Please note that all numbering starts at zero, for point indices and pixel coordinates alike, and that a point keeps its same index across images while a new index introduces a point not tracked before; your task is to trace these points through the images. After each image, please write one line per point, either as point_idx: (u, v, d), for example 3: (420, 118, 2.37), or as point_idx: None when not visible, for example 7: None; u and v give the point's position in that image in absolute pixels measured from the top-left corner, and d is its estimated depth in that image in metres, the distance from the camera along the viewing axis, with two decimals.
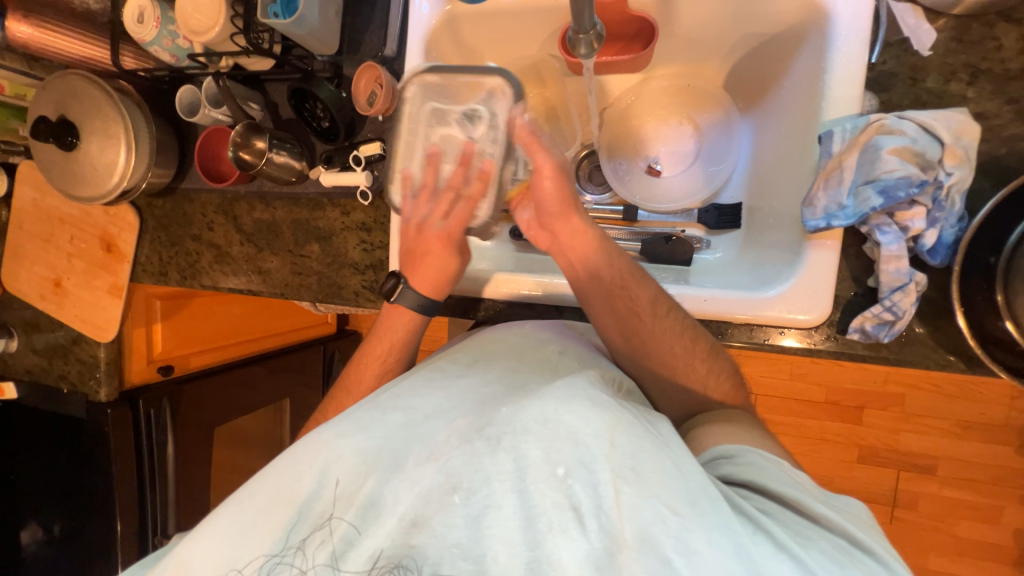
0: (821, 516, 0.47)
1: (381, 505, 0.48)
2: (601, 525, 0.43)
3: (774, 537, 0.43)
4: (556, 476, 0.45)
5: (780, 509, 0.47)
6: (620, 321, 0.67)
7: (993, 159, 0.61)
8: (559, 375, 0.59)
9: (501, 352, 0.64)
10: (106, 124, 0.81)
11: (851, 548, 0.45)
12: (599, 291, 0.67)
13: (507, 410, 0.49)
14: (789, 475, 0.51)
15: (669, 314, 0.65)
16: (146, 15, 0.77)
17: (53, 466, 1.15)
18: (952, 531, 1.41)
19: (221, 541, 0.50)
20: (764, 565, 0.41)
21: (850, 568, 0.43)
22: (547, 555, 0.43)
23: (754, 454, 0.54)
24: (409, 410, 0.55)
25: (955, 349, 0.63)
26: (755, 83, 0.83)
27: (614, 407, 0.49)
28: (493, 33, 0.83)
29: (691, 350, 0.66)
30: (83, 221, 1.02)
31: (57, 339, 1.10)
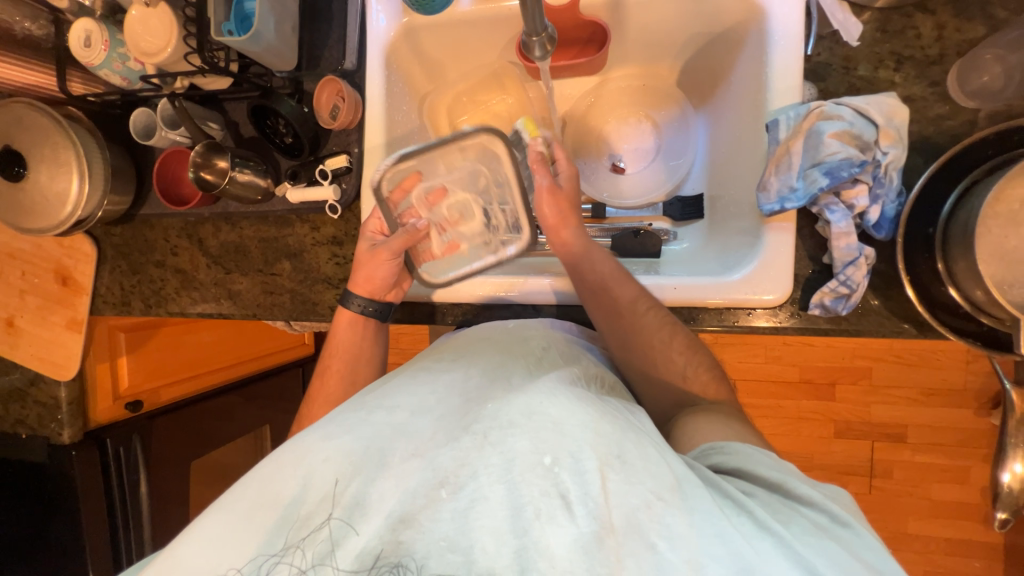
0: (806, 496, 0.48)
1: (367, 504, 0.47)
2: (588, 510, 0.44)
3: (756, 517, 0.44)
4: (543, 465, 0.45)
5: (765, 494, 0.48)
6: (615, 326, 0.69)
7: (923, 138, 0.66)
8: (543, 367, 0.60)
9: (483, 348, 0.65)
10: (55, 152, 0.78)
11: (832, 525, 0.46)
12: (589, 290, 0.70)
13: (493, 406, 0.50)
14: (775, 462, 0.53)
15: (654, 309, 0.68)
16: (94, 39, 0.75)
17: (14, 518, 1.07)
18: (925, 494, 1.48)
19: (207, 546, 0.48)
20: (750, 552, 0.41)
21: (830, 542, 0.44)
22: (535, 542, 0.43)
23: (741, 444, 0.55)
24: (393, 411, 0.54)
25: (907, 316, 0.67)
26: (705, 80, 0.87)
27: (597, 403, 0.51)
28: (452, 43, 0.84)
29: (677, 343, 0.68)
30: (35, 255, 0.97)
31: (11, 381, 1.04)
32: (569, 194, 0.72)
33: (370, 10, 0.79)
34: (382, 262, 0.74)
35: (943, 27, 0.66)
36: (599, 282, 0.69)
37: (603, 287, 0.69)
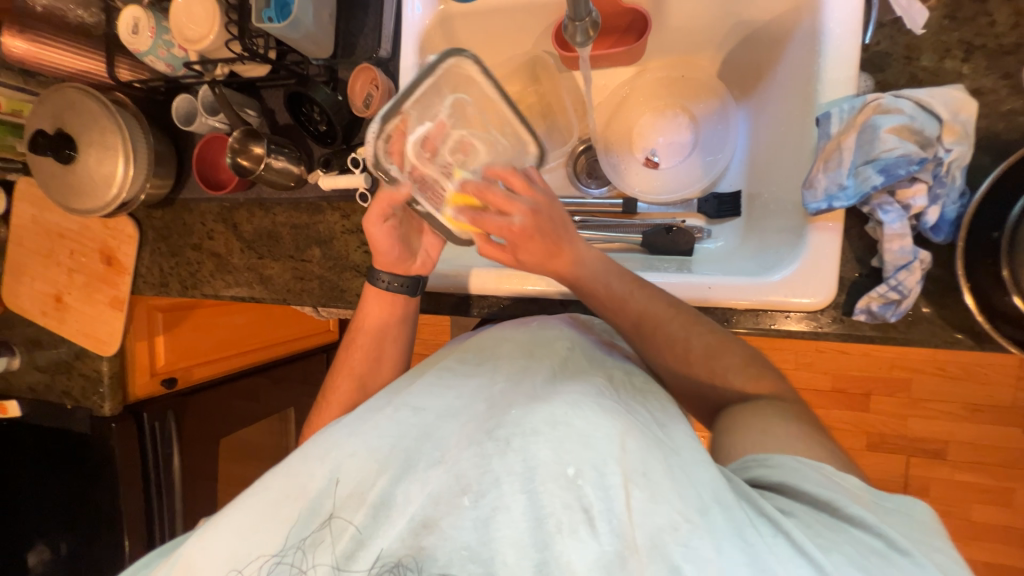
0: (854, 520, 0.45)
1: (392, 505, 0.47)
2: (611, 527, 0.43)
3: (793, 540, 0.42)
4: (567, 477, 0.45)
5: (806, 513, 0.45)
6: (639, 341, 0.66)
7: (992, 134, 0.61)
8: (568, 371, 0.58)
9: (509, 351, 0.63)
10: (103, 136, 0.81)
11: (885, 551, 0.43)
12: (598, 306, 0.67)
13: (518, 411, 0.50)
14: (825, 478, 0.49)
15: (675, 318, 0.65)
16: (141, 25, 0.77)
17: (59, 483, 1.14)
18: (965, 515, 1.40)
19: (227, 537, 0.50)
20: (780, 574, 0.39)
21: (877, 574, 0.40)
22: (556, 557, 0.42)
23: (784, 455, 0.51)
24: (419, 412, 0.54)
25: (963, 326, 0.63)
26: (748, 71, 0.83)
27: (624, 415, 0.50)
28: (486, 32, 0.83)
29: (698, 355, 0.64)
30: (82, 235, 1.02)
31: (59, 354, 1.09)
32: (549, 224, 0.62)
33: None
34: (380, 231, 0.73)
35: (1021, 14, 0.61)
36: (609, 295, 0.66)
37: (612, 291, 0.66)
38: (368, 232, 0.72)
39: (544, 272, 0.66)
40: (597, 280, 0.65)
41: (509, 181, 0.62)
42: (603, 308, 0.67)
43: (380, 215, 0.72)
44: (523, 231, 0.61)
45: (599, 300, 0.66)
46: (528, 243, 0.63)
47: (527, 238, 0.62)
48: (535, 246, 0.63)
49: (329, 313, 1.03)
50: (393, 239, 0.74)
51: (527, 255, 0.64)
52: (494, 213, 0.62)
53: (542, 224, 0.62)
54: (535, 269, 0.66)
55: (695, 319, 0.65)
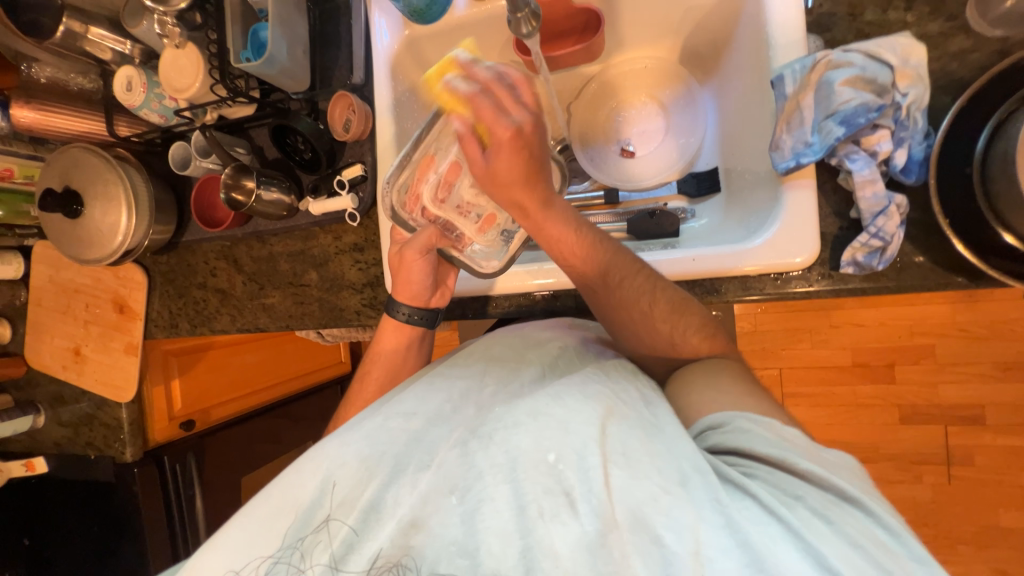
0: (809, 474, 0.44)
1: (381, 510, 0.47)
2: (592, 508, 0.42)
3: (761, 501, 0.41)
4: (547, 463, 0.45)
5: (767, 472, 0.44)
6: (603, 294, 0.64)
7: (947, 75, 0.62)
8: (558, 369, 0.60)
9: (499, 353, 0.64)
10: (107, 188, 0.86)
11: (838, 500, 0.42)
12: (576, 272, 0.65)
13: (501, 409, 0.50)
14: (773, 434, 0.48)
15: (639, 273, 0.64)
16: (134, 83, 0.83)
17: (87, 535, 1.15)
18: (1016, 482, 1.33)
19: (227, 548, 0.50)
20: (754, 538, 0.39)
21: (838, 523, 0.40)
22: (538, 542, 0.42)
23: (739, 417, 0.50)
24: (409, 418, 0.53)
25: (955, 268, 0.62)
26: (707, 53, 0.86)
27: (609, 398, 0.50)
28: (452, 49, 0.88)
29: (662, 308, 0.63)
30: (96, 288, 1.07)
31: (81, 408, 1.13)
32: (537, 149, 0.55)
33: (374, 27, 0.84)
34: (414, 265, 0.75)
35: None
36: (576, 246, 0.63)
37: (583, 244, 0.62)
38: (407, 263, 0.74)
39: (509, 197, 0.58)
40: (568, 233, 0.61)
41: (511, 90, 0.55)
42: (568, 260, 0.64)
43: (417, 249, 0.74)
44: (514, 136, 0.53)
45: (570, 253, 0.63)
46: (512, 155, 0.54)
47: (508, 147, 0.54)
48: (518, 167, 0.55)
49: (332, 336, 1.06)
50: (425, 273, 0.75)
51: (504, 169, 0.55)
52: (494, 105, 0.54)
53: (534, 144, 0.55)
54: (501, 190, 0.58)
55: (660, 279, 0.65)
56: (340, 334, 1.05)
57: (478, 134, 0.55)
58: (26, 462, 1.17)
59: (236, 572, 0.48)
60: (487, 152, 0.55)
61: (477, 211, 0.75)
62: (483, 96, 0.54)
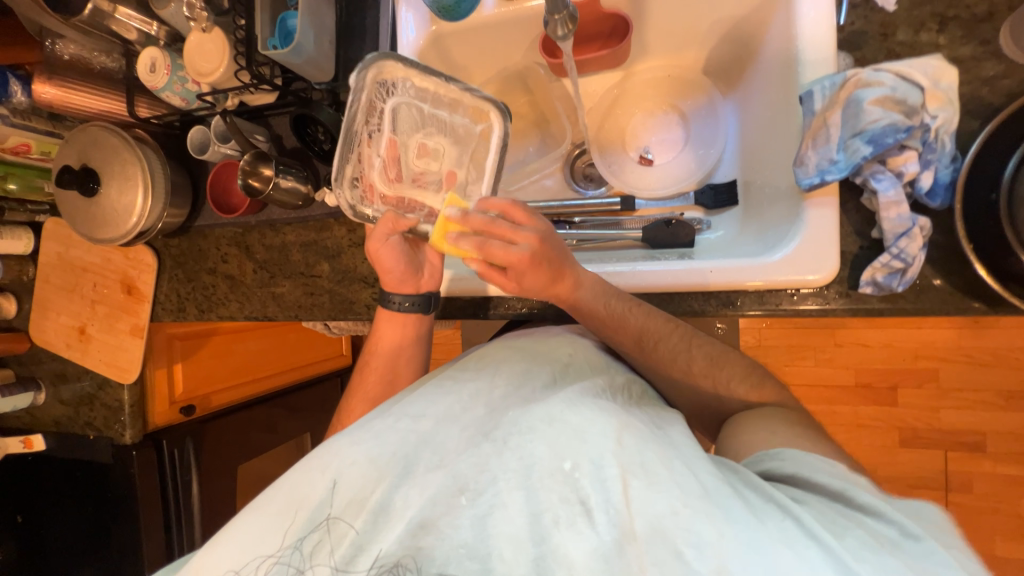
0: (866, 507, 0.44)
1: (391, 511, 0.47)
2: (609, 518, 0.42)
3: (804, 524, 0.41)
4: (563, 471, 0.44)
5: (822, 502, 0.44)
6: (643, 357, 0.68)
7: (976, 100, 0.62)
8: (568, 377, 0.60)
9: (508, 356, 0.63)
10: (124, 168, 0.86)
11: (898, 539, 0.41)
12: (605, 330, 0.67)
13: (515, 412, 0.50)
14: (836, 470, 0.48)
15: (674, 332, 0.68)
16: (158, 64, 0.83)
17: (82, 516, 1.15)
18: (1014, 511, 1.32)
19: (232, 545, 0.49)
20: (783, 557, 0.38)
21: (888, 555, 0.39)
22: (552, 550, 0.42)
23: (793, 450, 0.52)
24: (418, 419, 0.52)
25: (975, 294, 0.62)
26: (732, 65, 0.86)
27: (620, 413, 0.50)
28: (477, 48, 0.88)
29: (699, 364, 0.68)
30: (105, 268, 1.06)
31: (83, 387, 1.13)
32: (553, 243, 0.63)
33: (401, 22, 0.84)
34: (383, 253, 0.74)
35: None
36: (608, 315, 0.65)
37: (612, 310, 0.65)
38: (373, 251, 0.74)
39: (548, 297, 0.65)
40: (599, 306, 0.65)
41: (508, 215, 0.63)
42: (604, 328, 0.67)
43: (378, 239, 0.72)
44: (531, 257, 0.61)
45: (599, 320, 0.66)
46: (534, 271, 0.62)
47: (529, 268, 0.62)
48: (540, 273, 0.62)
49: (339, 329, 1.06)
50: (398, 258, 0.74)
51: (532, 282, 0.63)
52: (500, 240, 0.62)
53: (548, 250, 0.62)
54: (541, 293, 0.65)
55: (694, 334, 0.69)
56: (347, 327, 1.05)
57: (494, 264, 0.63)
58: (25, 439, 1.17)
59: (236, 572, 0.48)
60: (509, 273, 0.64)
61: (434, 177, 0.73)
62: (489, 239, 0.62)
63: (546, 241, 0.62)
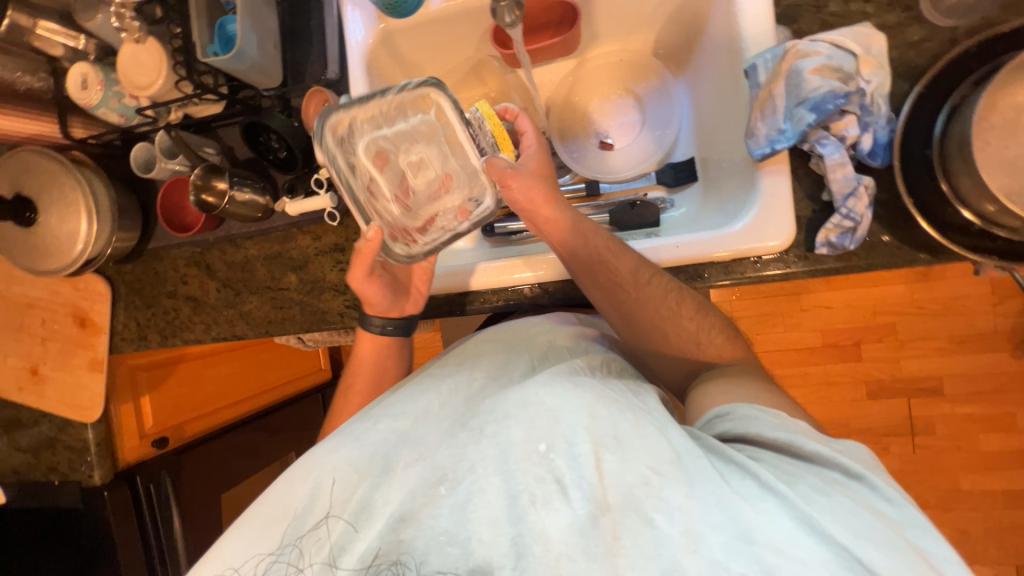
0: (813, 455, 0.45)
1: (373, 509, 0.46)
2: (583, 493, 0.43)
3: (760, 479, 0.42)
4: (539, 453, 0.44)
5: (773, 456, 0.45)
6: (624, 303, 0.68)
7: (905, 62, 0.66)
8: (548, 361, 0.61)
9: (488, 348, 0.64)
10: (63, 193, 0.81)
11: (843, 480, 0.43)
12: (590, 266, 0.67)
13: (492, 400, 0.50)
14: (780, 420, 0.49)
15: (665, 275, 0.68)
16: (90, 80, 0.79)
17: (54, 567, 1.08)
18: (973, 447, 1.42)
19: (222, 560, 0.48)
20: (747, 513, 0.40)
21: (838, 496, 0.41)
22: (530, 528, 0.42)
23: (744, 407, 0.51)
24: (397, 418, 0.52)
25: (919, 245, 0.66)
26: (679, 46, 0.89)
27: (597, 387, 0.50)
28: (428, 44, 0.87)
29: (689, 308, 0.68)
30: (53, 302, 1.00)
31: (41, 431, 1.06)
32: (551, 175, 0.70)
33: (348, 21, 0.82)
34: (365, 283, 0.75)
35: None
36: (601, 251, 0.67)
37: (603, 250, 0.67)
38: (356, 288, 0.75)
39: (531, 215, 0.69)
40: (590, 240, 0.68)
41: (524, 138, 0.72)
42: (591, 265, 0.67)
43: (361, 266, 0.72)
44: (541, 163, 0.70)
45: (590, 255, 0.67)
46: (539, 178, 0.67)
47: (535, 179, 0.67)
48: (542, 185, 0.67)
49: (314, 341, 1.03)
50: (380, 288, 0.76)
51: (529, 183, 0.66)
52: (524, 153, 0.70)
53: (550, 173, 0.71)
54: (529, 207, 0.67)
55: (673, 282, 0.68)
56: (322, 338, 1.02)
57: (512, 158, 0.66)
58: None
59: (236, 569, 0.47)
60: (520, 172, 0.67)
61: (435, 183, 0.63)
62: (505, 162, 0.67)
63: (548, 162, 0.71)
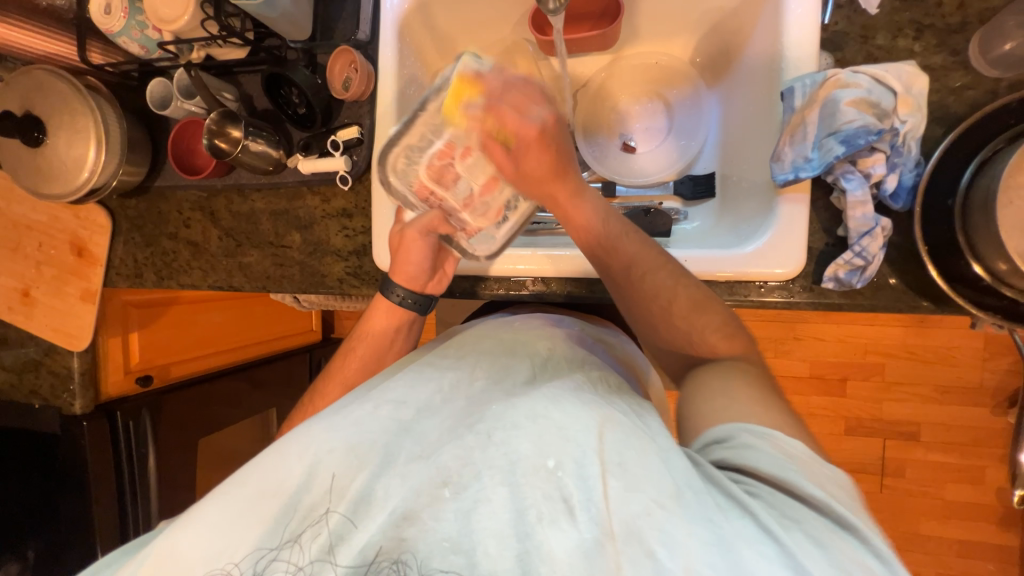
0: (811, 498, 0.44)
1: (372, 500, 0.47)
2: (590, 515, 0.43)
3: (761, 521, 0.42)
4: (547, 469, 0.45)
5: (769, 492, 0.45)
6: (627, 286, 0.67)
7: (943, 107, 0.65)
8: (548, 370, 0.60)
9: (488, 347, 0.65)
10: (74, 119, 0.79)
11: (833, 526, 0.43)
12: (593, 248, 0.68)
13: (498, 407, 0.51)
14: (778, 450, 0.48)
15: (664, 267, 0.66)
16: (114, 5, 0.76)
17: (26, 488, 1.09)
18: (940, 495, 1.45)
19: (204, 531, 0.48)
20: (746, 555, 0.40)
21: (830, 548, 0.41)
22: (538, 547, 0.42)
23: (743, 432, 0.50)
24: (399, 407, 0.53)
25: (926, 293, 0.65)
26: (718, 57, 0.87)
27: (601, 406, 0.50)
28: (463, 18, 0.85)
29: (681, 305, 0.65)
30: (52, 227, 0.99)
31: (27, 353, 1.06)
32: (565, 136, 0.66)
33: None
34: (416, 244, 0.74)
35: None
36: (603, 234, 0.67)
37: (605, 236, 0.67)
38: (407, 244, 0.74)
39: (543, 193, 0.67)
40: (593, 220, 0.67)
41: (515, 94, 0.64)
42: (594, 248, 0.68)
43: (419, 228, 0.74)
44: (539, 133, 0.64)
45: (594, 238, 0.67)
46: (539, 149, 0.64)
47: (535, 143, 0.64)
48: (543, 158, 0.64)
49: (310, 303, 1.03)
50: (424, 254, 0.74)
51: (533, 163, 0.65)
52: (512, 109, 0.64)
53: (557, 135, 0.65)
54: (536, 186, 0.67)
55: (684, 274, 0.66)
56: (318, 301, 1.02)
57: (499, 137, 0.65)
58: None
59: (210, 552, 0.47)
60: (511, 152, 0.65)
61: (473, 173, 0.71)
62: (501, 104, 0.64)
63: (557, 119, 0.66)
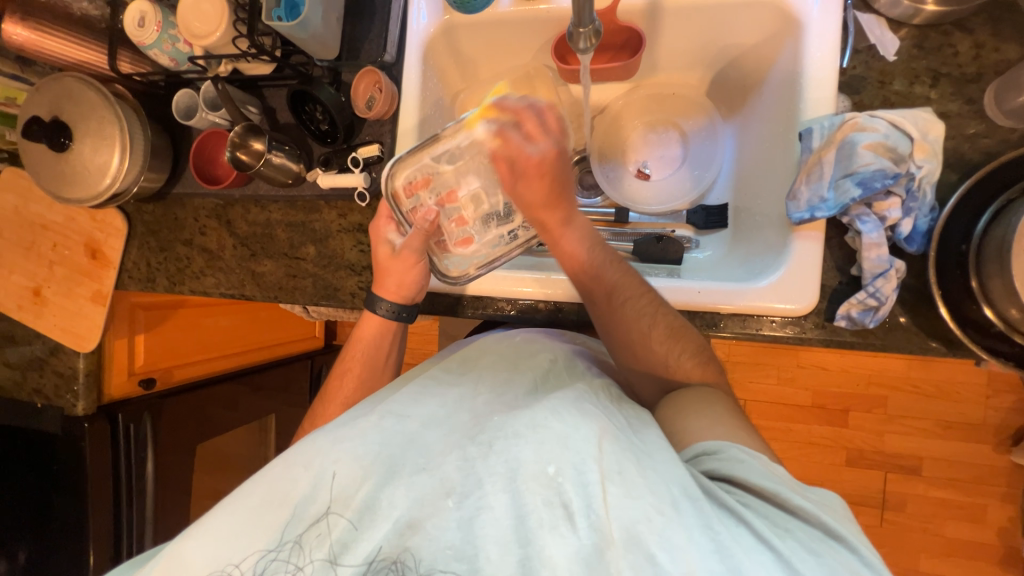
0: (799, 509, 0.46)
1: (376, 509, 0.46)
2: (589, 522, 0.42)
3: (753, 528, 0.43)
4: (547, 475, 0.44)
5: (759, 503, 0.46)
6: (607, 311, 0.67)
7: (958, 154, 0.66)
8: (549, 384, 0.61)
9: (494, 362, 0.64)
10: (100, 126, 0.80)
11: (823, 537, 0.44)
12: (578, 275, 0.68)
13: (500, 418, 0.50)
14: (766, 468, 0.50)
15: (645, 295, 0.67)
16: (147, 19, 0.78)
17: (21, 487, 1.08)
18: (940, 532, 1.43)
19: (214, 538, 0.48)
20: (743, 560, 0.40)
21: (825, 557, 0.42)
22: (538, 552, 0.42)
23: (733, 448, 0.52)
24: (404, 419, 0.53)
25: (937, 335, 0.66)
26: (735, 92, 0.89)
27: (602, 417, 0.49)
28: (486, 44, 0.87)
29: (660, 332, 0.65)
30: (68, 228, 1.00)
31: (33, 351, 1.06)
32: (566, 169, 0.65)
33: (413, 7, 0.82)
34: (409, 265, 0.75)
35: (981, 47, 0.67)
36: (588, 263, 0.67)
37: (586, 265, 0.67)
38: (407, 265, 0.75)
39: (533, 217, 0.67)
40: (579, 249, 0.67)
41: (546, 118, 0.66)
42: (579, 275, 0.68)
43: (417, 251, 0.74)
44: (538, 162, 0.63)
45: (579, 267, 0.68)
46: (538, 180, 0.64)
47: (536, 174, 0.64)
48: (541, 187, 0.64)
49: (318, 314, 1.03)
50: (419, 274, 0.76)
51: (531, 192, 0.65)
52: (522, 134, 0.65)
53: (558, 166, 0.64)
54: (529, 211, 0.67)
55: (663, 302, 0.67)
56: (327, 312, 1.02)
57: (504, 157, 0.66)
58: None
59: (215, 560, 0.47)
60: (516, 174, 0.65)
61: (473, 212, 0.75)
62: (513, 127, 0.65)
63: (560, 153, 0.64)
